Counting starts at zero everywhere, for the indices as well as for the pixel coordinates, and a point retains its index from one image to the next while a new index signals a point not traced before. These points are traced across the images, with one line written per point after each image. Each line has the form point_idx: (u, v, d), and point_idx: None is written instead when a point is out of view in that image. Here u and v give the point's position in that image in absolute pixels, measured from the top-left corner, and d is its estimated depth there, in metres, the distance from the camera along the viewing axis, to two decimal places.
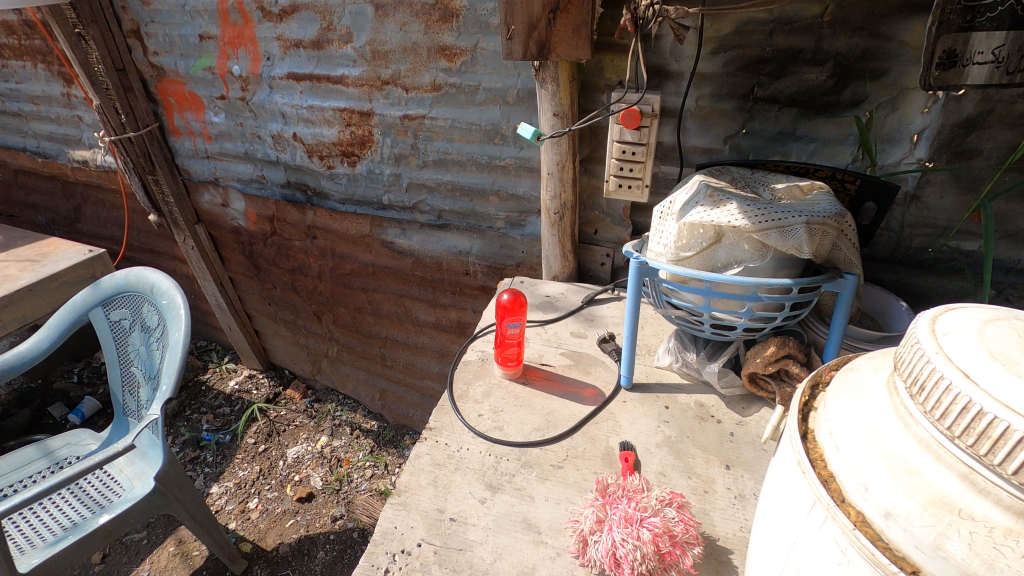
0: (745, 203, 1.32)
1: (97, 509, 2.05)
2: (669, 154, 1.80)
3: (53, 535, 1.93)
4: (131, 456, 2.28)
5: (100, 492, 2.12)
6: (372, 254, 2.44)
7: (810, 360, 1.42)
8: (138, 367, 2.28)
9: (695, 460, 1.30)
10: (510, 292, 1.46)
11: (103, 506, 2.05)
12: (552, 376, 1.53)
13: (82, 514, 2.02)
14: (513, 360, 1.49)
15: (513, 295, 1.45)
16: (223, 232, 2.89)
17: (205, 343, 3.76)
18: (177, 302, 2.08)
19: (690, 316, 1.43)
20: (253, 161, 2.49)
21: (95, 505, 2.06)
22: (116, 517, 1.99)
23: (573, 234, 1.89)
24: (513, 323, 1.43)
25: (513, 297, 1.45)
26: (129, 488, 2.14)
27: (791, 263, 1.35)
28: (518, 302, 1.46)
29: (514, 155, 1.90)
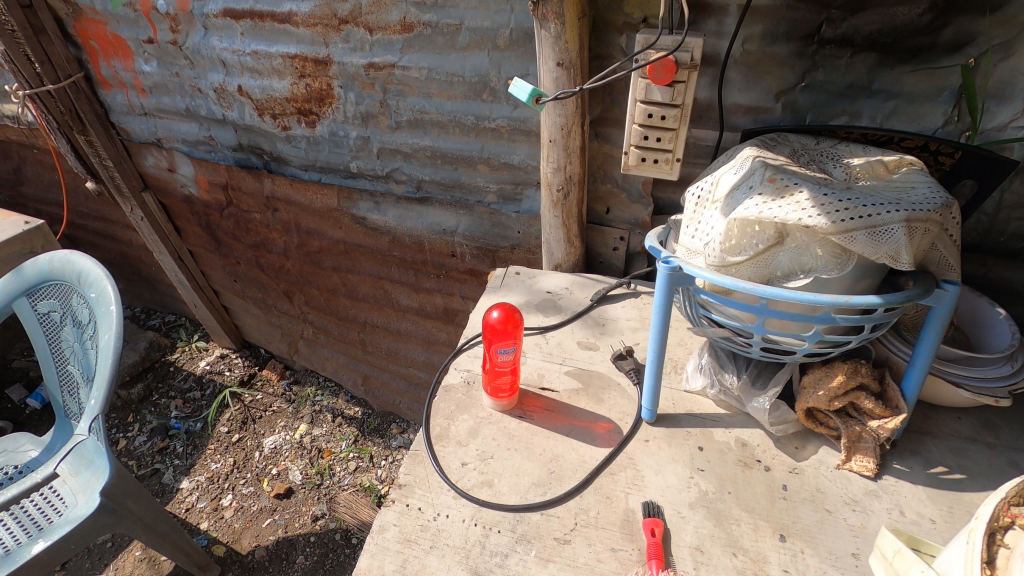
0: (821, 190, 0.97)
1: (31, 533, 1.79)
2: (703, 114, 1.42)
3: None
4: (76, 463, 1.95)
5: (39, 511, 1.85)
6: (342, 230, 2.08)
7: (885, 390, 1.12)
8: (74, 367, 1.96)
9: (740, 528, 1.01)
10: (502, 307, 1.13)
11: (39, 530, 1.80)
12: (555, 405, 1.22)
13: (16, 540, 1.78)
14: (508, 390, 1.18)
15: (506, 311, 1.13)
16: (173, 200, 2.51)
17: (174, 317, 3.47)
18: (107, 296, 1.74)
19: (734, 335, 1.10)
20: (197, 119, 2.08)
21: (31, 528, 1.81)
22: (50, 545, 1.73)
23: (580, 214, 1.54)
24: (507, 348, 1.11)
25: (507, 313, 1.12)
26: (72, 504, 1.86)
27: (874, 271, 1.01)
28: (513, 318, 1.13)
29: (506, 115, 1.52)
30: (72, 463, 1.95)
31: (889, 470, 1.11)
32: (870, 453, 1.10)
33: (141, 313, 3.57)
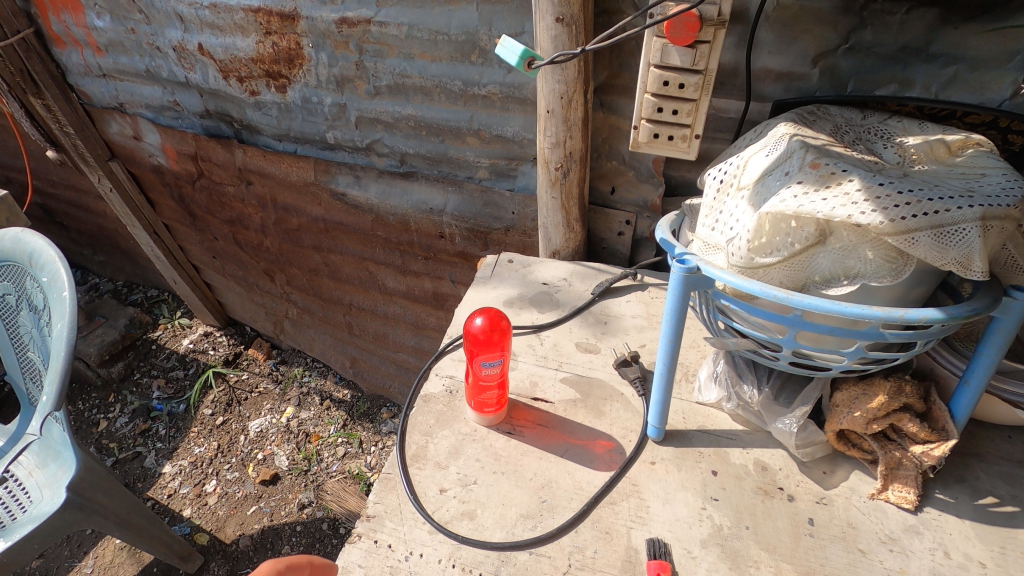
0: (875, 178, 0.79)
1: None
2: (725, 81, 1.23)
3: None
4: (42, 455, 1.83)
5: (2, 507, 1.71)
6: (321, 207, 1.91)
7: (932, 410, 0.96)
8: (36, 354, 1.79)
9: (760, 572, 0.86)
10: (485, 314, 0.99)
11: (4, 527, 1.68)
12: (551, 420, 1.08)
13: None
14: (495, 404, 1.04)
15: (490, 318, 0.98)
16: (142, 170, 2.33)
17: (157, 292, 3.35)
18: (61, 281, 1.58)
19: (758, 346, 0.94)
20: (159, 82, 1.87)
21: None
22: (14, 545, 1.56)
23: (581, 195, 1.37)
24: (492, 361, 0.97)
25: (491, 321, 0.98)
26: (38, 500, 1.72)
27: (932, 276, 0.84)
28: (498, 326, 0.99)
29: (498, 81, 1.32)
30: (39, 455, 1.80)
31: (931, 501, 0.96)
32: (911, 482, 0.95)
33: (123, 288, 3.43)
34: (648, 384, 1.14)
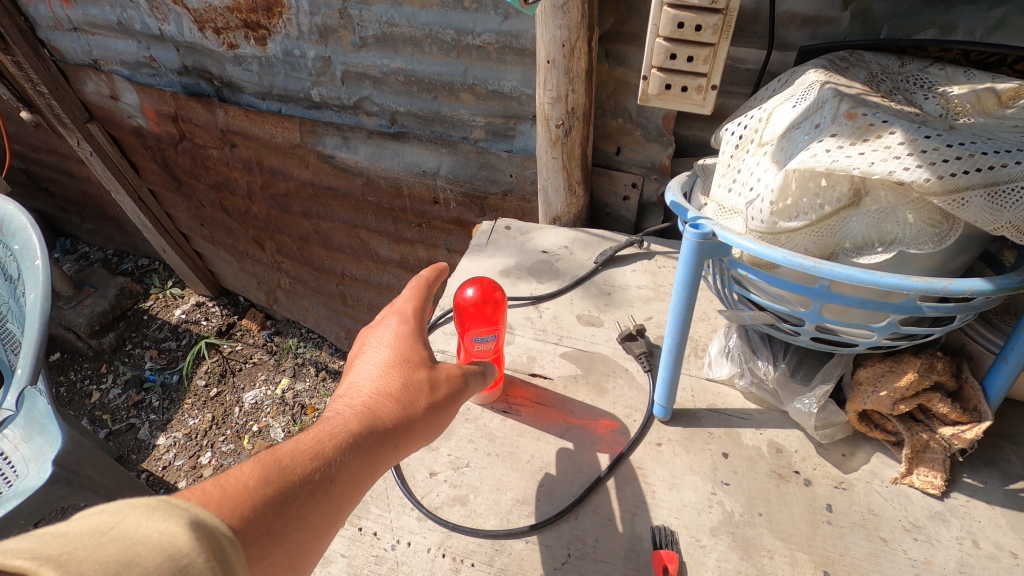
0: (921, 129, 0.69)
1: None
2: (744, 27, 1.11)
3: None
4: (29, 428, 1.68)
5: None
6: (309, 170, 1.81)
7: (964, 389, 0.87)
8: (14, 326, 1.69)
9: (774, 563, 0.80)
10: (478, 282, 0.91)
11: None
12: (549, 397, 1.01)
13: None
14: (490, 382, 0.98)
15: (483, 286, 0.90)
16: (123, 132, 2.22)
17: (148, 262, 3.27)
18: (34, 250, 1.49)
19: (777, 320, 0.86)
20: (133, 35, 1.75)
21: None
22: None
23: (584, 155, 1.26)
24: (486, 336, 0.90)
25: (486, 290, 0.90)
26: (25, 474, 1.63)
27: (977, 243, 0.75)
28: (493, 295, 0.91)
29: (493, 29, 1.21)
30: (25, 428, 1.69)
31: (959, 486, 0.89)
32: (938, 466, 0.88)
33: (114, 257, 3.35)
34: (654, 360, 1.06)
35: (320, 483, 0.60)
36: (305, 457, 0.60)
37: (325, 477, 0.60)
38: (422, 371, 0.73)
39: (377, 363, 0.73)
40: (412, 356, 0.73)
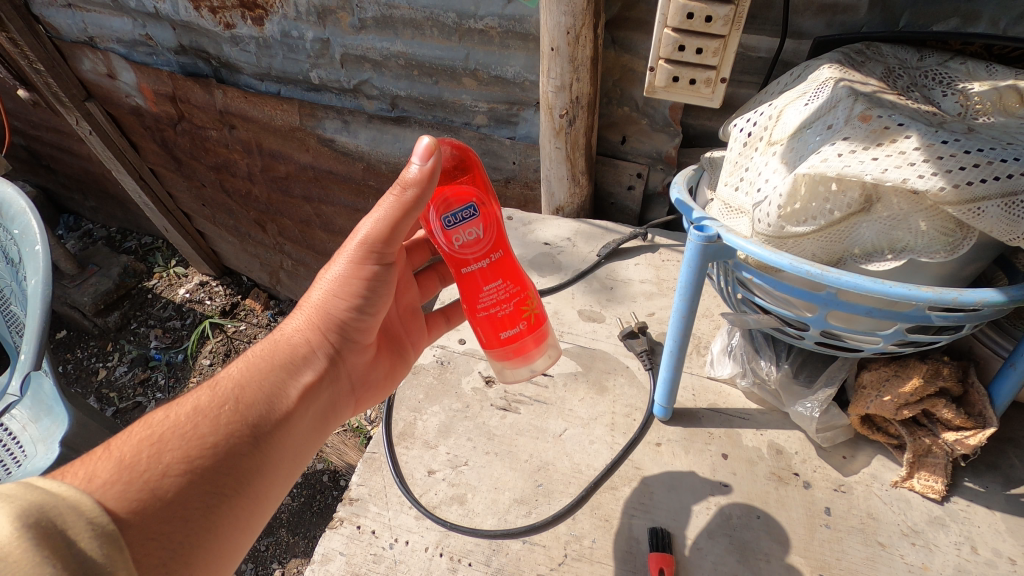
0: (938, 133, 0.66)
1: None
2: (758, 13, 1.07)
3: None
4: (35, 409, 1.69)
5: None
6: (309, 153, 1.78)
7: (968, 393, 0.86)
8: (17, 308, 1.69)
9: (770, 566, 0.80)
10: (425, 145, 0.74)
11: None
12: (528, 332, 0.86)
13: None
14: (519, 328, 0.83)
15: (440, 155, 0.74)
16: (121, 112, 2.18)
17: (151, 240, 3.28)
18: (33, 234, 1.49)
19: (782, 323, 0.85)
20: (127, 13, 1.70)
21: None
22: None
23: (588, 145, 1.24)
24: (453, 211, 0.75)
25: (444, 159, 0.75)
26: (33, 454, 1.61)
27: (992, 250, 0.73)
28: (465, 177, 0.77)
29: (496, 13, 1.17)
30: (30, 409, 1.67)
31: (960, 491, 0.88)
32: (940, 471, 0.87)
33: (116, 234, 3.36)
34: (656, 358, 1.05)
35: (208, 463, 0.64)
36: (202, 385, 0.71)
37: (214, 457, 0.65)
38: (337, 279, 0.81)
39: (329, 269, 0.82)
40: (296, 357, 0.79)
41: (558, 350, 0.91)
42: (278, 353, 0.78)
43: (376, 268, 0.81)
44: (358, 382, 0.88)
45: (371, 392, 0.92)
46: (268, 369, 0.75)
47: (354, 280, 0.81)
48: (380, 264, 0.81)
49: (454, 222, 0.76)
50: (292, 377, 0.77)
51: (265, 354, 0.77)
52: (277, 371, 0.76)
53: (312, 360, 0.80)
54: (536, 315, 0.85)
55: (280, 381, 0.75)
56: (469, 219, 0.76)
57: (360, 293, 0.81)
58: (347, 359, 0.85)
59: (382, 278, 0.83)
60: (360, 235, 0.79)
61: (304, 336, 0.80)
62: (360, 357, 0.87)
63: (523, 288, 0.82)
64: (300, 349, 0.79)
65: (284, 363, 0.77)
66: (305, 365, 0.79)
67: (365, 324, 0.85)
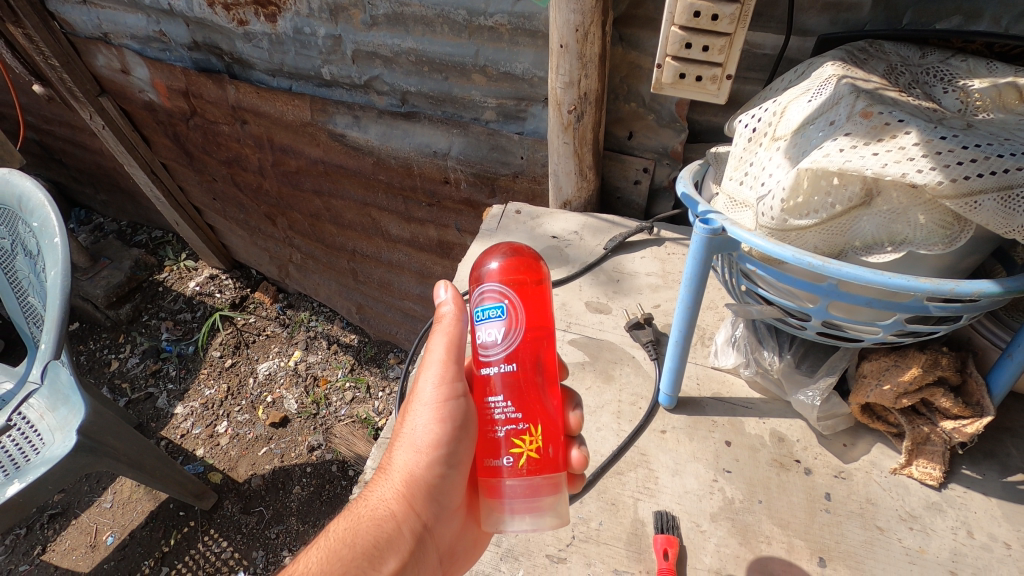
0: (936, 129, 0.68)
1: (9, 473, 1.59)
2: (763, 11, 1.09)
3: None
4: (52, 398, 1.71)
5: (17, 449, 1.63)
6: (320, 148, 1.81)
7: (966, 382, 0.89)
8: (36, 299, 1.73)
9: (771, 548, 0.83)
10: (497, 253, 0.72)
11: (16, 469, 1.60)
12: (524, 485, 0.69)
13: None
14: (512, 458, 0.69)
15: (509, 260, 0.71)
16: (134, 106, 2.22)
17: (161, 234, 3.33)
18: (52, 226, 1.52)
19: (784, 314, 0.87)
20: (142, 9, 1.73)
21: (9, 466, 1.61)
22: (29, 486, 1.52)
23: (596, 140, 1.26)
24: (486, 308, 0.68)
25: (511, 261, 0.71)
26: (50, 443, 1.63)
27: (988, 243, 0.75)
28: (528, 284, 0.70)
29: (506, 11, 1.19)
30: (47, 397, 1.70)
31: (957, 478, 0.91)
32: (937, 458, 0.90)
33: (127, 228, 3.41)
34: (661, 348, 1.08)
35: None
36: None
37: None
38: (421, 443, 0.77)
39: (411, 426, 0.79)
40: (389, 516, 0.76)
41: (556, 521, 0.71)
42: (363, 532, 0.74)
43: (451, 414, 0.78)
44: (444, 552, 0.83)
45: (457, 563, 0.84)
46: (350, 558, 0.71)
47: (436, 441, 0.77)
48: (455, 409, 0.78)
49: (480, 320, 0.69)
50: (375, 565, 0.73)
51: (349, 534, 0.74)
52: (360, 559, 0.72)
53: (397, 540, 0.76)
54: (535, 459, 0.69)
55: (362, 572, 0.71)
56: (494, 320, 0.68)
57: (442, 454, 0.78)
58: (431, 530, 0.80)
59: (460, 432, 0.79)
60: (432, 376, 0.78)
61: (388, 508, 0.77)
62: (445, 525, 0.82)
63: (528, 420, 0.69)
64: (385, 528, 0.75)
65: (368, 547, 0.73)
66: (387, 546, 0.75)
67: (449, 487, 0.81)
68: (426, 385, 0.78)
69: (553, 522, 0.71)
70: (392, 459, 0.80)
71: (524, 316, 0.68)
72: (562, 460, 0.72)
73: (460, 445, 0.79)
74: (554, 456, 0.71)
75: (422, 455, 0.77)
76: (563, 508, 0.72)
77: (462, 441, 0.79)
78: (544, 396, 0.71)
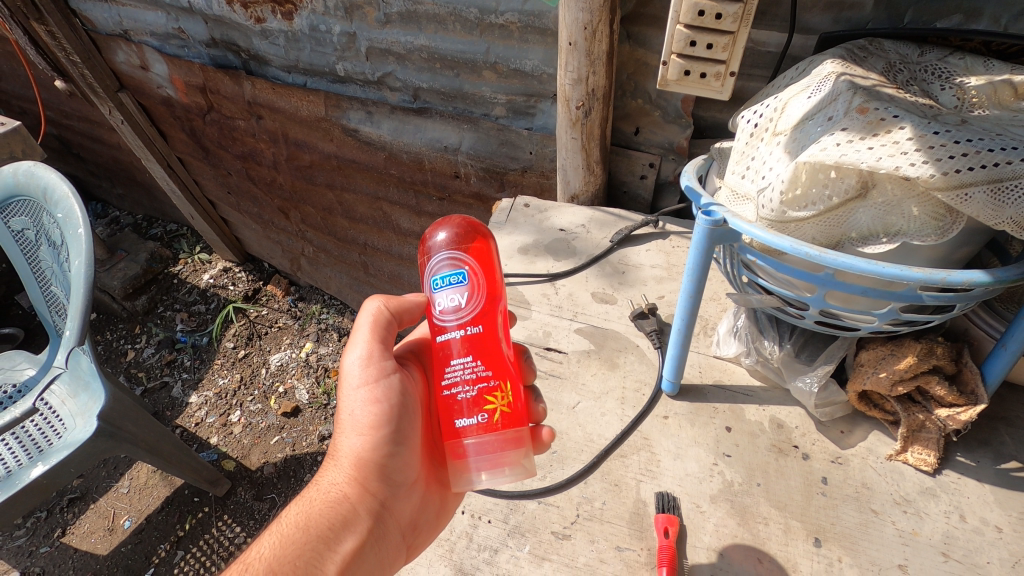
0: (930, 125, 0.71)
1: (32, 455, 1.64)
2: (767, 10, 1.11)
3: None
4: (74, 385, 1.76)
5: (41, 433, 1.68)
6: (333, 143, 1.85)
7: (961, 371, 0.91)
8: (58, 289, 1.79)
9: (768, 529, 0.86)
10: (443, 228, 0.78)
11: (40, 452, 1.64)
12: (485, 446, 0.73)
13: (18, 460, 1.63)
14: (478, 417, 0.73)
15: (455, 231, 0.77)
16: (152, 102, 2.27)
17: (176, 228, 3.40)
18: (76, 217, 1.58)
19: (783, 304, 0.90)
20: (162, 7, 1.78)
21: (32, 448, 1.65)
22: (51, 469, 1.57)
23: (603, 135, 1.29)
24: (446, 276, 0.73)
25: (457, 233, 0.77)
26: (72, 428, 1.68)
27: (981, 235, 0.78)
28: (478, 252, 0.76)
29: (516, 9, 1.22)
30: (69, 384, 1.75)
31: (951, 465, 0.93)
32: (932, 445, 0.92)
33: (143, 222, 3.49)
34: (665, 338, 1.11)
35: None
36: (238, 564, 0.74)
37: None
38: (361, 425, 0.81)
39: (349, 411, 0.82)
40: (340, 497, 0.80)
41: (524, 473, 0.75)
42: (317, 515, 0.79)
43: (384, 394, 0.81)
44: (408, 526, 0.86)
45: (424, 535, 0.88)
46: (303, 542, 0.75)
47: (373, 421, 0.81)
48: (388, 388, 0.82)
49: (440, 285, 0.73)
50: (330, 545, 0.77)
51: (301, 520, 0.78)
52: (314, 542, 0.76)
53: (351, 519, 0.80)
54: (504, 415, 0.73)
55: (316, 553, 0.75)
56: (454, 284, 0.73)
57: (382, 432, 0.82)
58: (388, 505, 0.84)
59: (396, 409, 0.82)
60: (359, 360, 0.82)
61: (340, 490, 0.81)
62: (404, 500, 0.86)
63: (494, 377, 0.73)
64: (337, 509, 0.79)
65: (323, 529, 0.77)
66: (341, 525, 0.79)
67: (400, 463, 0.84)
68: (354, 369, 0.82)
69: (522, 476, 0.75)
70: (339, 444, 0.84)
71: (481, 279, 0.73)
72: (526, 414, 0.76)
73: (400, 420, 0.83)
74: (517, 416, 0.75)
75: (364, 437, 0.81)
76: (530, 460, 0.76)
77: (400, 417, 0.83)
78: (505, 357, 0.75)
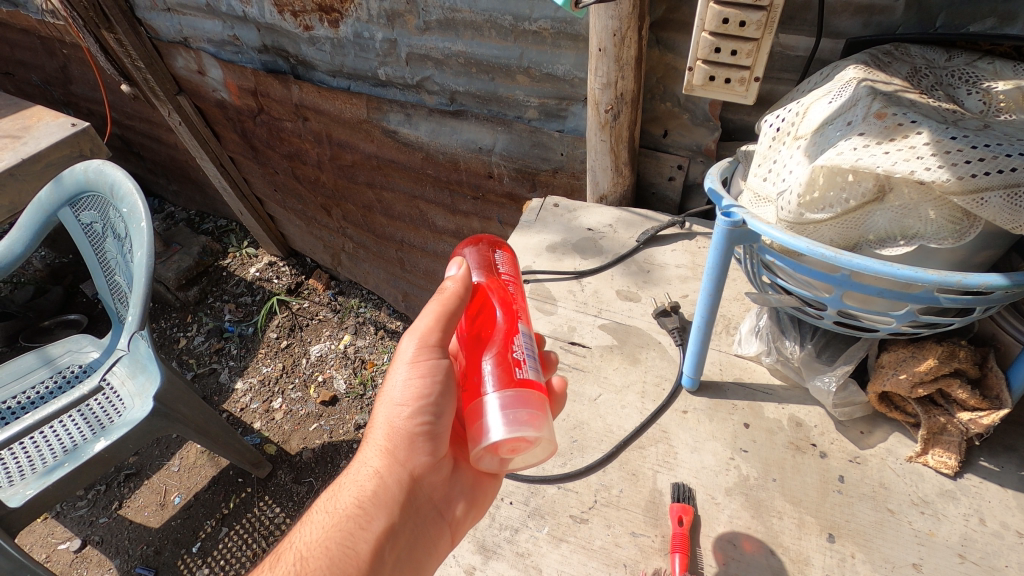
0: (947, 130, 0.73)
1: (96, 430, 1.76)
2: (796, 14, 1.13)
3: (51, 459, 1.70)
4: (132, 366, 1.90)
5: (102, 412, 1.81)
6: (374, 144, 1.94)
7: (986, 376, 0.91)
8: (121, 277, 1.94)
9: (782, 522, 0.88)
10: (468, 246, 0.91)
11: (102, 428, 1.77)
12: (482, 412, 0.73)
13: (82, 435, 1.75)
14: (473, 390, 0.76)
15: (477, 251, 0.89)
16: (207, 104, 2.41)
17: (226, 223, 3.60)
18: (138, 212, 1.70)
19: (802, 303, 0.92)
20: (219, 16, 1.90)
21: (95, 425, 1.78)
22: (112, 444, 1.69)
23: (631, 138, 1.33)
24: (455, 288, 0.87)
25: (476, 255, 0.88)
26: (130, 407, 1.81)
27: (1002, 238, 0.79)
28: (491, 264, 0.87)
29: (548, 16, 1.27)
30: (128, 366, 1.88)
31: (973, 468, 0.93)
32: (953, 448, 0.92)
33: (195, 217, 3.69)
34: (686, 335, 1.15)
35: None
36: (278, 551, 0.80)
37: None
38: (403, 397, 0.81)
39: (392, 383, 0.84)
40: (374, 477, 0.82)
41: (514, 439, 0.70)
42: (349, 497, 0.82)
43: (430, 369, 0.81)
44: (443, 500, 0.87)
45: (461, 507, 0.88)
46: (336, 524, 0.79)
47: (418, 392, 0.81)
48: (434, 365, 0.82)
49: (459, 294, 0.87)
50: (362, 524, 0.80)
51: (335, 503, 0.82)
52: (346, 523, 0.79)
53: (383, 495, 0.82)
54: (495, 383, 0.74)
55: (349, 533, 0.79)
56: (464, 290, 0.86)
57: (423, 403, 0.81)
58: (421, 478, 0.85)
59: (442, 384, 0.82)
60: (413, 339, 0.82)
61: (373, 469, 0.83)
62: (435, 474, 0.87)
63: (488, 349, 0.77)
64: (370, 487, 0.82)
65: (355, 508, 0.81)
66: (374, 503, 0.81)
67: (440, 433, 0.84)
68: (407, 347, 0.82)
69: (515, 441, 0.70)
70: (376, 417, 0.86)
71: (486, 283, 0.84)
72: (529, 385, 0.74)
73: (444, 392, 0.82)
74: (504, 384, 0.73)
75: (403, 407, 0.82)
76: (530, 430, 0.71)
77: (449, 389, 0.83)
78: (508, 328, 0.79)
